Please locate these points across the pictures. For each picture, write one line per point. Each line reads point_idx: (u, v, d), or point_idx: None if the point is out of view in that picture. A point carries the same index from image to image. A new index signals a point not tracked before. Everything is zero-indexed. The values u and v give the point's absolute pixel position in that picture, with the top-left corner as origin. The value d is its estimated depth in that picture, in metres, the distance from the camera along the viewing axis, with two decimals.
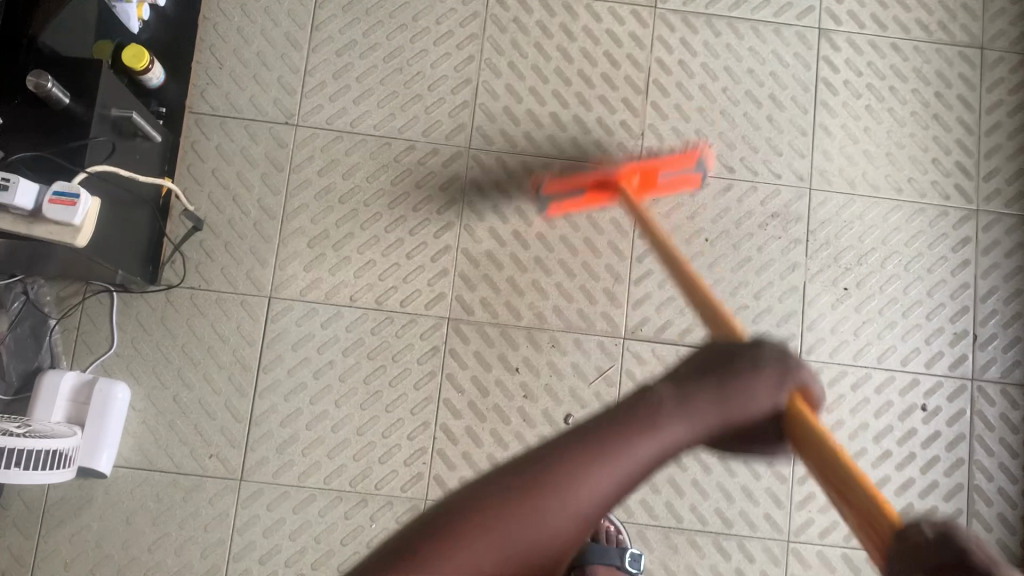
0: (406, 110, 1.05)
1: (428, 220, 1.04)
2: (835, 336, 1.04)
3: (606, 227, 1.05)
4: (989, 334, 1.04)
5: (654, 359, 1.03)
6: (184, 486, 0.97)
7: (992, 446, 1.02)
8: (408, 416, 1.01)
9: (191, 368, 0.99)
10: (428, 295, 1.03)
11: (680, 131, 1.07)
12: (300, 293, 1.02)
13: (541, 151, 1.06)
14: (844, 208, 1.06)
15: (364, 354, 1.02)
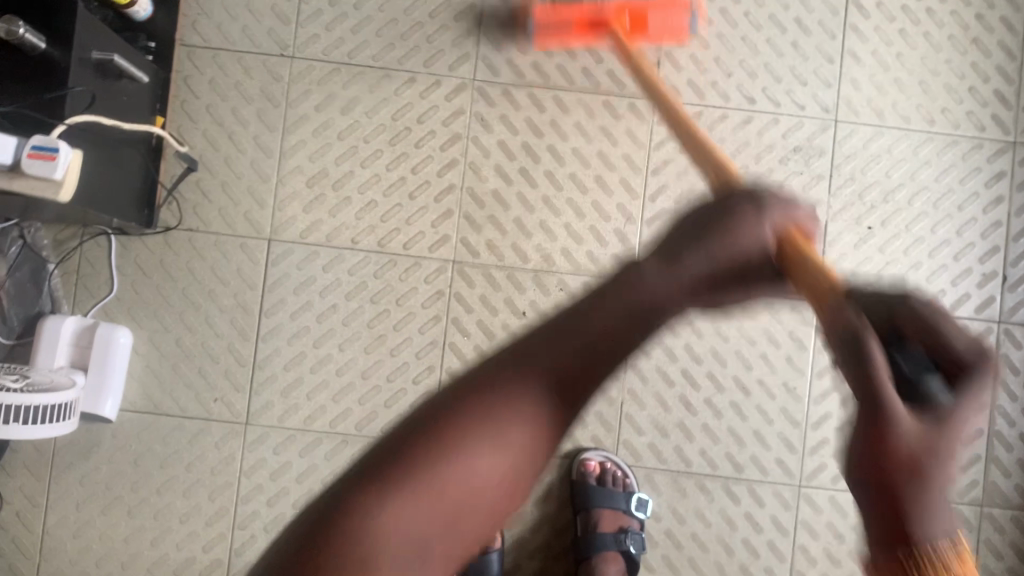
0: (407, 40, 1.00)
1: (431, 157, 1.00)
2: (856, 277, 1.00)
3: (618, 163, 1.00)
4: (1021, 275, 0.99)
5: None
6: (190, 429, 0.97)
7: (1015, 390, 0.99)
8: (412, 360, 0.99)
9: (192, 312, 0.98)
10: (431, 237, 1.00)
11: (698, 59, 1.01)
12: (300, 235, 0.99)
13: (550, 83, 1.01)
14: (871, 142, 1.00)
15: (367, 297, 0.99)
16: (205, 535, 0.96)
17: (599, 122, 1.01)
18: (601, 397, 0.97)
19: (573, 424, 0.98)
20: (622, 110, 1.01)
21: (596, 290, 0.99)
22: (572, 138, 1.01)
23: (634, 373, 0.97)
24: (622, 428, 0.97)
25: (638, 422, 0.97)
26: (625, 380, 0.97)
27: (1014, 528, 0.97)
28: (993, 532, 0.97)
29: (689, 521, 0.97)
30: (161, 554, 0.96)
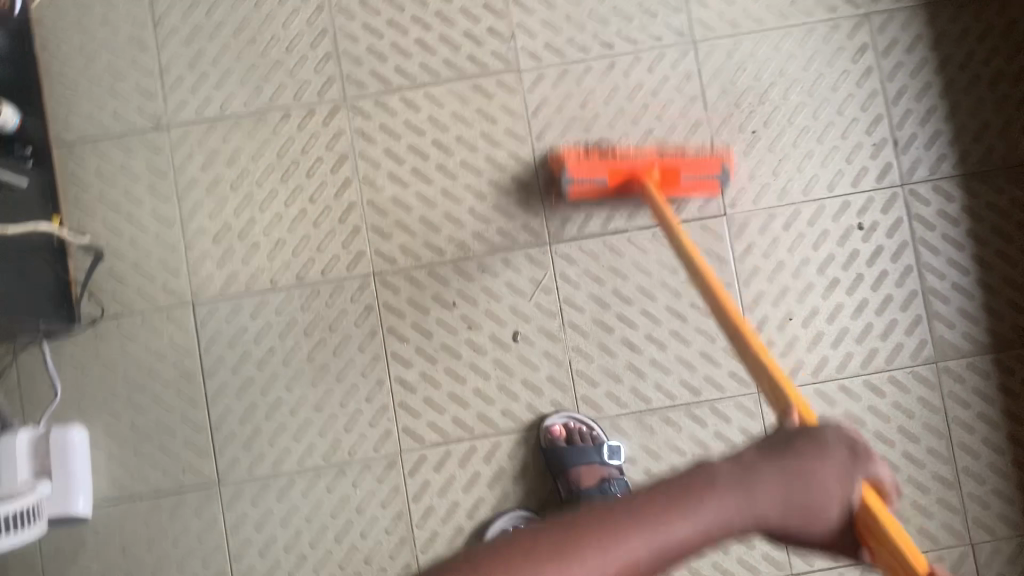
0: (271, 79, 1.04)
1: (325, 182, 1.05)
2: (756, 181, 1.09)
3: (503, 140, 1.08)
4: (909, 135, 1.09)
5: (587, 257, 1.07)
6: (167, 505, 0.99)
7: (936, 244, 1.08)
8: (360, 379, 1.04)
9: (139, 393, 1.00)
10: (346, 258, 1.06)
11: (550, 21, 1.09)
12: (221, 290, 1.03)
13: (416, 82, 1.07)
14: (735, 51, 1.10)
15: (301, 332, 1.04)
16: None
17: (475, 106, 1.08)
18: (550, 360, 1.06)
19: (529, 396, 1.04)
20: (493, 89, 1.08)
21: (514, 264, 1.07)
22: (453, 128, 1.07)
23: (574, 332, 1.06)
24: (577, 384, 1.05)
25: (590, 373, 1.05)
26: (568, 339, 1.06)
27: (974, 375, 1.07)
28: (954, 383, 1.07)
29: (664, 456, 1.05)
30: None
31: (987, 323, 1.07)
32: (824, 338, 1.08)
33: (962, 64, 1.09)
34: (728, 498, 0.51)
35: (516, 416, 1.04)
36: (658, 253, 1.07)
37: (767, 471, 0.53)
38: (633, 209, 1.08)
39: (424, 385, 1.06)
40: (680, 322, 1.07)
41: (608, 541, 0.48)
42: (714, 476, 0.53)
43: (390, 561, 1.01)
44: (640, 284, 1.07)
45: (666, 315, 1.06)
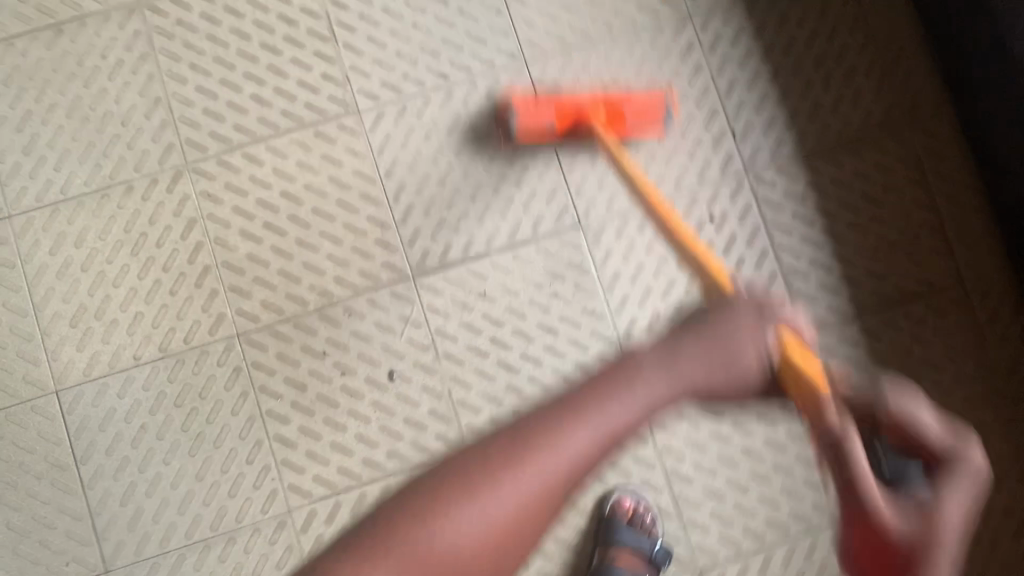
0: (109, 155, 1.07)
1: (184, 274, 1.06)
2: (604, 189, 1.10)
3: (359, 204, 1.08)
4: (745, 124, 1.11)
5: (451, 285, 1.07)
6: None
7: (787, 225, 1.09)
8: (238, 443, 1.03)
9: (11, 491, 1.02)
10: (208, 322, 1.05)
11: (381, 60, 1.10)
12: (85, 373, 1.04)
13: (257, 138, 1.08)
14: (567, 67, 1.11)
15: (171, 404, 1.04)
16: None
17: (326, 175, 1.08)
18: (429, 396, 1.06)
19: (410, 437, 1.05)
20: (334, 133, 1.09)
21: (380, 302, 1.06)
22: (300, 177, 1.08)
23: (455, 382, 1.06)
24: (460, 415, 1.05)
25: (471, 403, 1.06)
26: (451, 394, 1.06)
27: (851, 370, 1.08)
28: None
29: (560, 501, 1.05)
30: None
31: (850, 292, 1.09)
32: None
33: (814, 97, 1.11)
34: (654, 381, 0.68)
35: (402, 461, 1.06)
36: (520, 273, 1.08)
37: (680, 360, 0.69)
38: (489, 232, 1.08)
39: (304, 439, 1.04)
40: (560, 361, 1.07)
41: (564, 436, 0.63)
42: (636, 381, 0.68)
43: None
44: (515, 326, 1.07)
45: (545, 357, 1.07)
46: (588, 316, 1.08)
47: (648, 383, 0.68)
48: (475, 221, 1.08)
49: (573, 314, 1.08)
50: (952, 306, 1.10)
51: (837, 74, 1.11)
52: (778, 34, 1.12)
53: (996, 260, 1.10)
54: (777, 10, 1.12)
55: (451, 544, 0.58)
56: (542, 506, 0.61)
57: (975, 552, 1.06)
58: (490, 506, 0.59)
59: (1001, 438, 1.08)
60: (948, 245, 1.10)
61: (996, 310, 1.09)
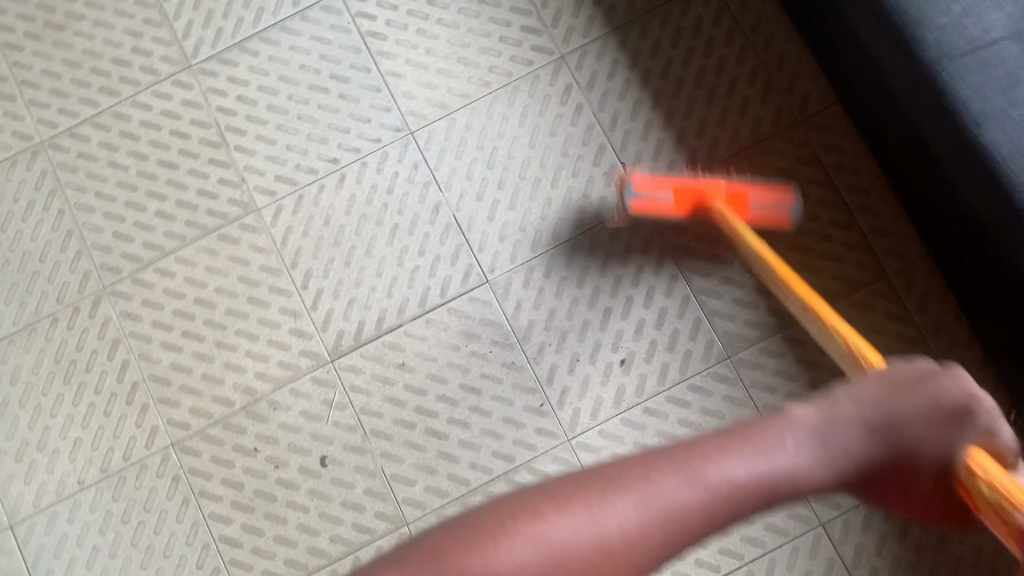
0: (32, 292, 1.12)
1: (115, 393, 1.10)
2: (506, 243, 1.10)
3: (270, 298, 1.11)
4: (635, 153, 1.11)
5: (369, 362, 1.09)
6: None
7: (693, 246, 1.08)
8: (186, 550, 1.06)
9: None
10: (143, 436, 1.09)
11: (273, 156, 1.13)
12: (35, 504, 1.08)
13: (166, 251, 1.12)
14: (451, 130, 1.13)
15: (118, 522, 1.07)
16: None
17: (235, 275, 1.11)
18: (362, 474, 1.07)
19: (350, 516, 1.06)
20: (237, 234, 1.12)
21: (304, 390, 1.09)
22: (212, 282, 1.11)
23: (387, 457, 1.07)
24: (395, 488, 1.06)
25: (405, 475, 1.07)
26: (385, 469, 1.07)
27: (783, 381, 1.06)
28: (778, 416, 1.05)
29: None
30: None
31: (767, 302, 1.08)
32: (632, 420, 1.06)
33: (700, 115, 1.11)
34: (801, 447, 0.67)
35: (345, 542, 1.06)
36: (435, 338, 1.10)
37: (867, 417, 0.71)
38: (399, 303, 1.10)
39: (248, 535, 1.06)
40: (486, 418, 1.08)
41: (723, 464, 0.64)
42: (801, 424, 0.69)
43: None
44: (438, 392, 1.09)
45: (470, 416, 1.08)
46: (510, 370, 1.08)
47: (797, 446, 0.67)
48: (386, 295, 1.11)
49: (493, 369, 1.09)
50: (876, 299, 1.07)
51: (719, 89, 1.12)
52: (653, 60, 1.12)
53: (914, 246, 1.07)
54: (649, 37, 1.13)
55: (552, 553, 0.58)
56: (644, 540, 0.60)
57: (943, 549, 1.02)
58: (603, 527, 0.59)
59: None
60: (863, 239, 1.08)
61: (924, 296, 1.07)
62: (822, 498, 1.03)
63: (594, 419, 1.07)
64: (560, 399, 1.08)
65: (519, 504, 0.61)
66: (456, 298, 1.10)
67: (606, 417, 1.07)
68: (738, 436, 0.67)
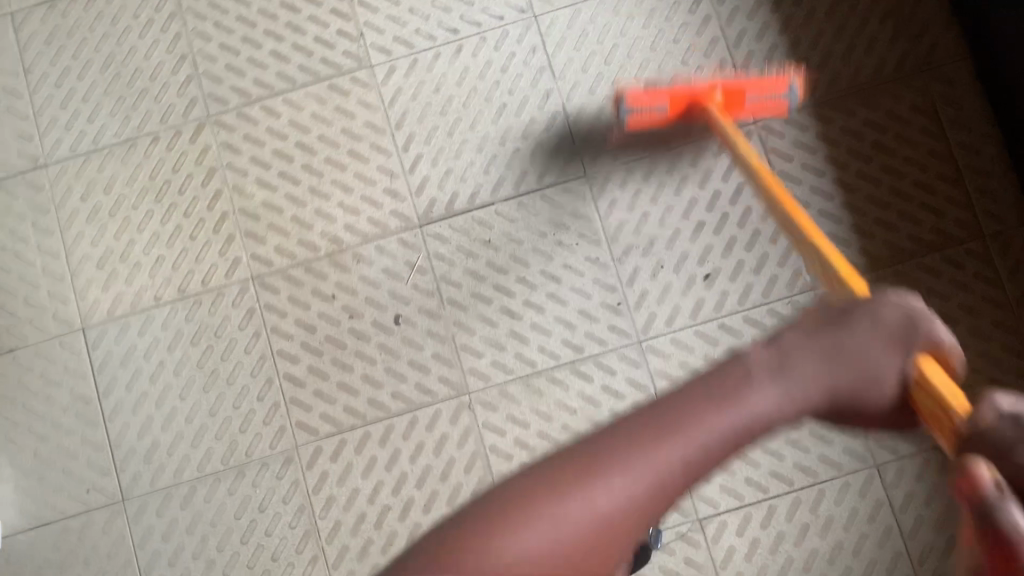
0: (138, 108, 1.13)
1: (203, 219, 1.11)
2: (611, 140, 1.10)
3: (369, 154, 1.12)
4: (754, 75, 1.11)
5: (457, 233, 1.10)
6: (75, 527, 1.06)
7: (797, 175, 1.09)
8: (250, 381, 1.08)
9: (39, 421, 1.08)
10: (224, 265, 1.10)
11: (394, 16, 1.14)
12: (109, 312, 1.10)
13: (275, 91, 1.13)
14: (576, 20, 1.13)
15: (188, 343, 1.09)
16: None
17: (339, 127, 1.12)
18: (433, 339, 1.08)
19: (415, 376, 1.08)
20: (347, 87, 1.13)
21: (390, 249, 1.10)
22: (314, 128, 1.12)
23: (459, 327, 1.09)
24: (463, 357, 1.08)
25: (474, 346, 1.08)
26: (455, 338, 1.08)
27: None
28: None
29: (562, 440, 1.06)
30: None
31: (859, 242, 1.08)
32: (706, 333, 1.07)
33: (825, 48, 1.11)
34: (772, 390, 0.62)
35: (405, 399, 1.08)
36: (525, 221, 1.10)
37: (818, 346, 0.65)
38: (495, 181, 1.11)
39: (313, 377, 1.08)
40: (561, 307, 1.09)
41: (704, 425, 0.60)
42: (761, 377, 0.63)
43: (297, 554, 1.05)
44: (518, 274, 1.09)
45: (546, 303, 1.09)
46: (593, 266, 1.09)
47: (766, 387, 0.62)
48: (483, 170, 1.11)
49: (577, 261, 1.09)
50: (969, 258, 1.07)
51: (848, 26, 1.11)
52: None
53: (1016, 213, 1.07)
54: None
55: (570, 536, 0.56)
56: (639, 510, 0.59)
57: None
58: (605, 498, 0.58)
59: (1019, 393, 1.04)
60: (966, 197, 1.08)
61: (1017, 262, 1.06)
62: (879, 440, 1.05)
63: (669, 326, 1.07)
64: (638, 302, 1.08)
65: (522, 497, 0.58)
66: (551, 186, 1.10)
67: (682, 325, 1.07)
68: (722, 394, 0.62)
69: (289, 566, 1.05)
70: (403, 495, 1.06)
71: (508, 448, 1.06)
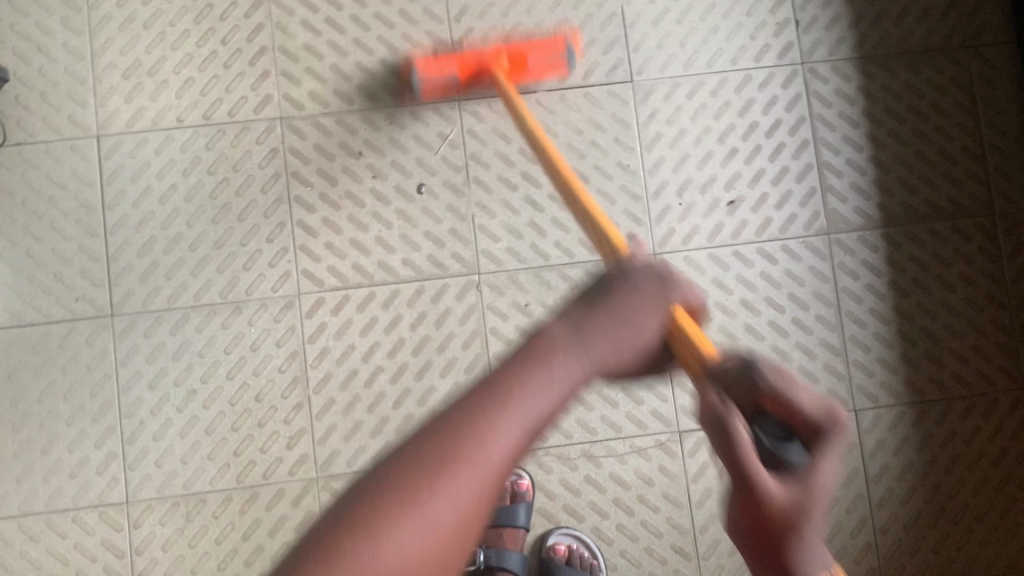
0: None
1: (241, 50, 1.08)
2: (662, 52, 1.11)
3: (420, 19, 1.10)
4: (810, 17, 1.12)
5: (493, 114, 1.09)
6: (58, 333, 1.04)
7: (832, 121, 1.12)
8: (262, 221, 1.06)
9: (37, 221, 1.05)
10: (255, 100, 1.08)
11: None
12: (127, 126, 1.07)
13: None
14: None
15: (205, 171, 1.07)
16: (92, 407, 1.04)
17: None
18: (452, 214, 1.08)
19: (430, 247, 1.07)
20: None
21: (425, 117, 1.09)
22: None
23: (480, 207, 1.08)
24: (478, 238, 1.08)
25: (492, 229, 1.08)
26: (474, 219, 1.08)
27: (867, 272, 1.10)
28: (851, 302, 1.10)
29: None
30: (53, 460, 1.03)
31: (878, 198, 1.11)
32: (718, 257, 1.09)
33: (881, 5, 1.13)
34: (573, 359, 0.55)
35: (416, 267, 1.07)
36: (564, 115, 1.10)
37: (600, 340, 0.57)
38: None
39: (326, 230, 1.07)
40: None
41: (514, 419, 0.50)
42: (564, 345, 0.56)
43: (282, 399, 1.04)
44: (547, 168, 1.09)
45: None
46: (623, 172, 1.10)
47: (570, 362, 0.55)
48: None
49: (609, 165, 1.10)
50: (977, 232, 1.11)
51: None
52: None
53: None
54: None
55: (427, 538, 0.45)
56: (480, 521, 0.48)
57: (952, 468, 1.08)
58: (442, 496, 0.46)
59: (999, 366, 1.09)
60: (986, 173, 1.11)
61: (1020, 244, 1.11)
62: (862, 387, 1.09)
63: (685, 245, 1.09)
64: (660, 215, 1.10)
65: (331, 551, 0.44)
66: (596, 85, 1.10)
67: (700, 243, 1.09)
68: (525, 374, 0.53)
69: (272, 410, 1.04)
70: (397, 360, 1.06)
71: (510, 333, 1.07)
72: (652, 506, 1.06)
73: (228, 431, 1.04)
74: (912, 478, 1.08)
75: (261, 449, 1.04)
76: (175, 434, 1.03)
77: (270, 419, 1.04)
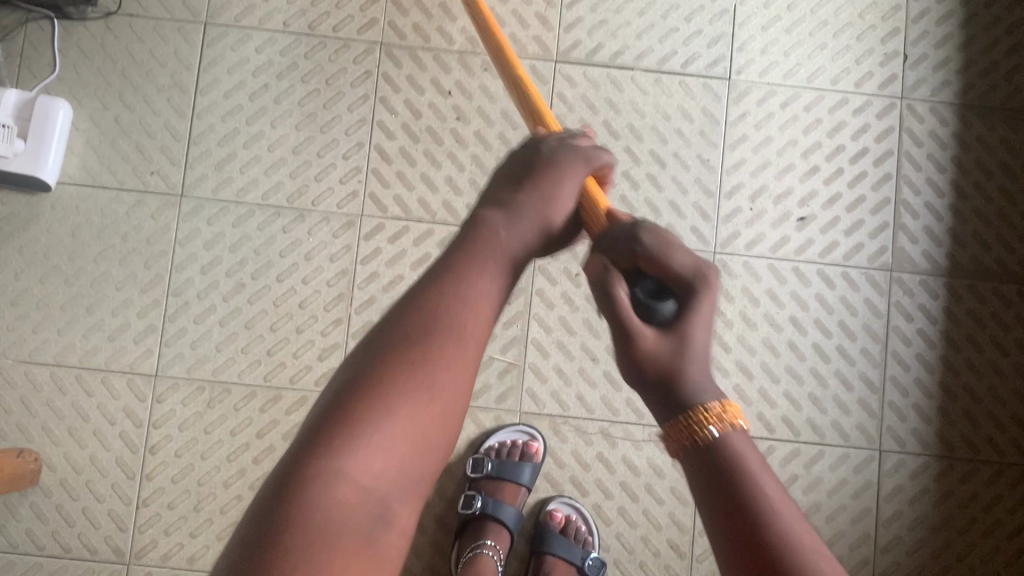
0: None
1: None
2: (764, 57, 1.11)
3: None
4: (920, 54, 1.11)
5: (586, 82, 1.10)
6: (127, 201, 1.07)
7: (920, 161, 1.10)
8: (342, 137, 1.08)
9: (132, 91, 1.09)
10: (360, 21, 1.10)
11: None
12: (235, 19, 1.10)
13: None
14: None
15: (298, 78, 1.09)
16: (143, 277, 1.06)
17: None
18: None
19: None
20: None
21: None
22: None
23: None
24: None
25: None
26: None
27: (922, 318, 1.09)
28: (900, 343, 1.08)
29: None
30: (96, 319, 1.06)
31: (950, 247, 1.10)
32: (776, 269, 1.09)
33: (995, 57, 1.11)
34: (513, 240, 0.57)
35: None
36: (655, 98, 1.10)
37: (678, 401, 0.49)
38: (642, 50, 1.11)
39: (400, 159, 1.09)
40: (654, 189, 1.09)
41: (454, 313, 0.52)
42: (495, 238, 0.57)
43: (324, 311, 1.06)
44: (626, 146, 1.10)
45: (643, 182, 1.09)
46: (701, 166, 1.10)
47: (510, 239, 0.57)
48: (634, 35, 1.11)
49: (688, 156, 1.10)
50: None
51: None
52: None
53: None
54: None
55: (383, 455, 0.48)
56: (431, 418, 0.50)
57: (967, 531, 1.06)
58: (392, 404, 0.48)
59: None
60: None
61: None
62: (892, 429, 1.07)
63: (746, 250, 1.09)
64: (728, 216, 1.10)
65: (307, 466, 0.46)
66: (693, 76, 1.11)
67: (761, 252, 1.09)
68: (461, 277, 0.54)
69: (311, 320, 1.06)
70: None
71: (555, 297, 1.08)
72: (658, 497, 1.05)
73: (265, 330, 1.06)
74: (924, 531, 1.06)
75: (292, 354, 1.06)
76: (215, 322, 1.06)
77: (307, 328, 1.06)
